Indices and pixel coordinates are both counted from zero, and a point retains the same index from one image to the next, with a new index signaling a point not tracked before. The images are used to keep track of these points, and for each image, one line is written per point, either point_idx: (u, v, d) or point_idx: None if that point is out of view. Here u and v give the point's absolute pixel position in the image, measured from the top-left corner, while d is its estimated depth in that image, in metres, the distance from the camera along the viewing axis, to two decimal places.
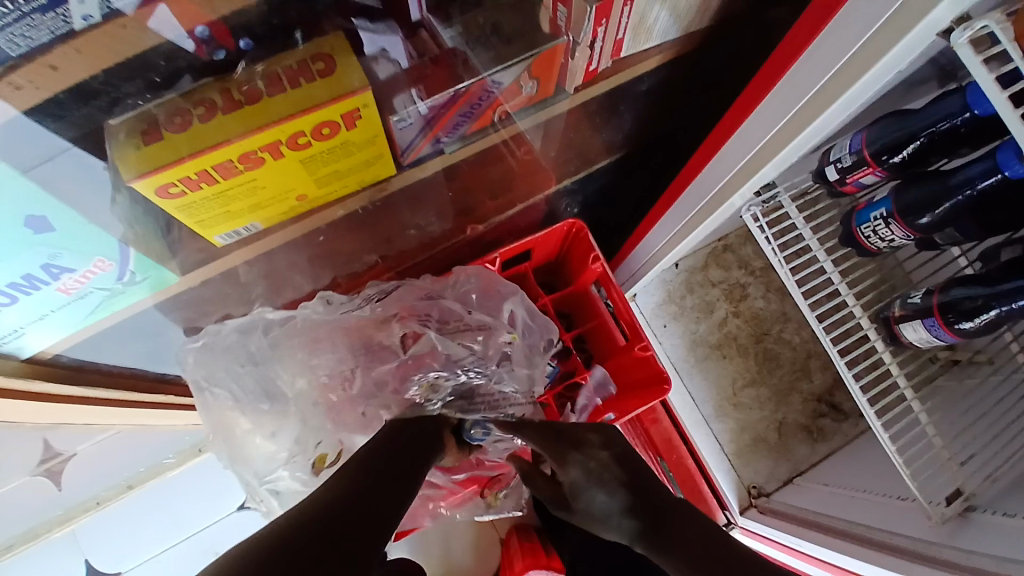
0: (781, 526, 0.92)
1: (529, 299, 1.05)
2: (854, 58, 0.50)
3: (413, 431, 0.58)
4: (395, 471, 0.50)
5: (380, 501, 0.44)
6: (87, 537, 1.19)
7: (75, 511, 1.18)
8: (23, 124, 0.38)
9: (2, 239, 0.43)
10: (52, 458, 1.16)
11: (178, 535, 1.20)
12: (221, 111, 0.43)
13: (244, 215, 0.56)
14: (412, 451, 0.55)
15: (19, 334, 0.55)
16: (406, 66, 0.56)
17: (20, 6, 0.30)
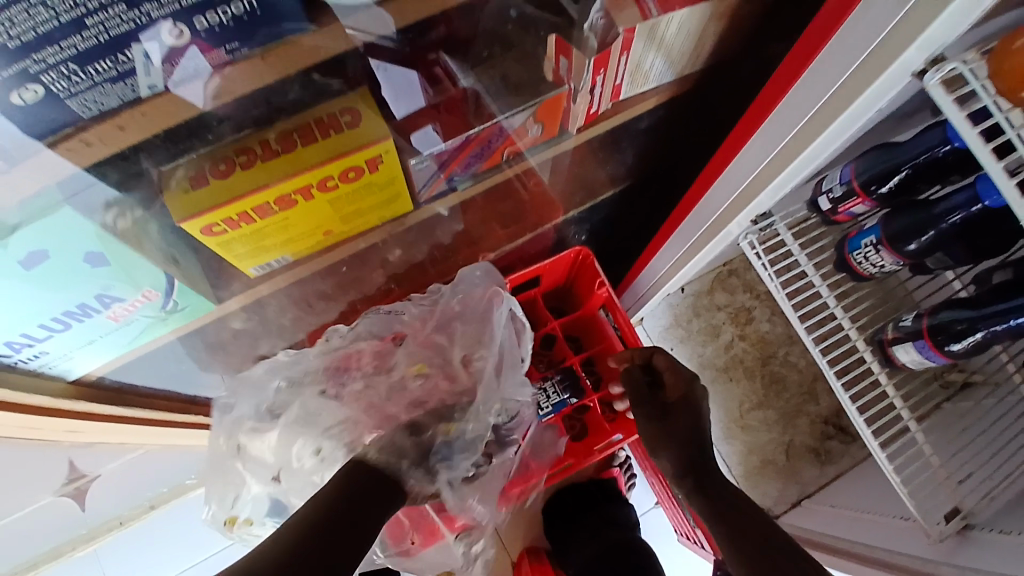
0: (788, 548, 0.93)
1: (539, 324, 1.09)
2: (837, 94, 0.54)
3: (365, 488, 0.68)
4: (351, 530, 0.63)
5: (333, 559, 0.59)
6: (109, 555, 1.25)
7: (99, 530, 1.24)
8: (87, 175, 0.43)
9: (66, 273, 0.49)
10: None
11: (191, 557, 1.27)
12: (260, 159, 0.48)
13: (276, 249, 0.61)
14: (370, 503, 0.67)
15: (69, 356, 0.62)
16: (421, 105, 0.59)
17: (94, 77, 0.35)
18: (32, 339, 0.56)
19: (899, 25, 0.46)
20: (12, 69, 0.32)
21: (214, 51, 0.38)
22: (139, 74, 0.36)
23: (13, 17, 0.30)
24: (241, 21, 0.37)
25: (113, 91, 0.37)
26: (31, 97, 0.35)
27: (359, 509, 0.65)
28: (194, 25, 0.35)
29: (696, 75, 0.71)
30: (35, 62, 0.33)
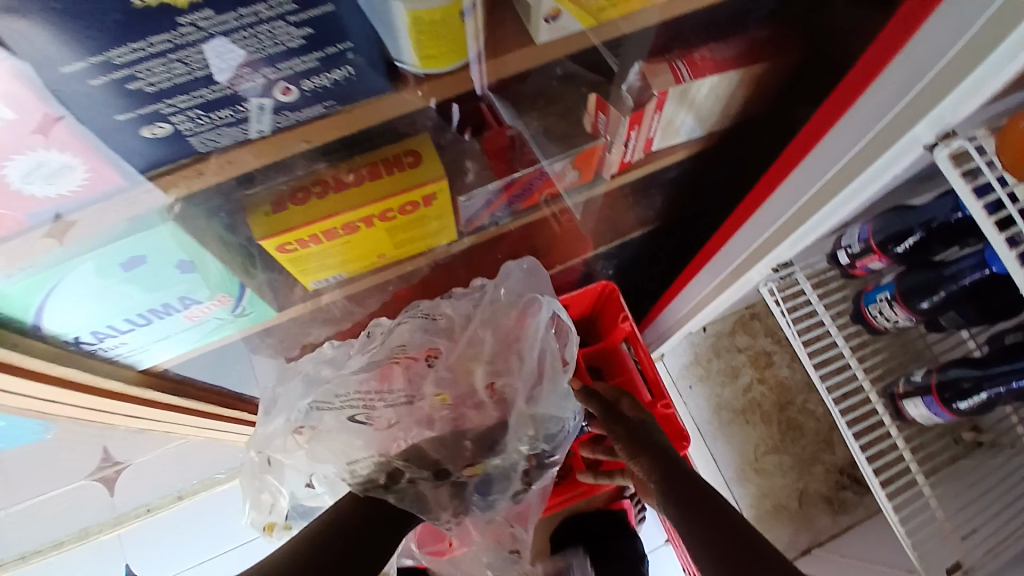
0: None
1: None
2: (844, 166, 0.59)
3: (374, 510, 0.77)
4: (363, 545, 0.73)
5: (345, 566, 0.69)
6: (131, 544, 1.25)
7: (127, 516, 1.26)
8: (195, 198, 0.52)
9: (162, 276, 0.59)
10: (111, 466, 1.26)
11: (207, 552, 1.25)
12: (334, 190, 0.57)
13: (338, 266, 0.70)
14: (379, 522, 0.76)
15: (146, 349, 0.71)
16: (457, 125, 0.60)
17: (216, 122, 0.43)
18: (116, 331, 0.64)
19: (903, 108, 0.51)
20: (147, 110, 0.40)
21: (313, 107, 0.46)
22: (252, 121, 0.44)
23: (153, 71, 0.37)
24: (340, 84, 0.44)
25: (229, 132, 0.45)
26: (161, 133, 0.43)
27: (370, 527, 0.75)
28: (301, 86, 0.43)
29: (721, 133, 0.78)
30: (165, 105, 0.40)
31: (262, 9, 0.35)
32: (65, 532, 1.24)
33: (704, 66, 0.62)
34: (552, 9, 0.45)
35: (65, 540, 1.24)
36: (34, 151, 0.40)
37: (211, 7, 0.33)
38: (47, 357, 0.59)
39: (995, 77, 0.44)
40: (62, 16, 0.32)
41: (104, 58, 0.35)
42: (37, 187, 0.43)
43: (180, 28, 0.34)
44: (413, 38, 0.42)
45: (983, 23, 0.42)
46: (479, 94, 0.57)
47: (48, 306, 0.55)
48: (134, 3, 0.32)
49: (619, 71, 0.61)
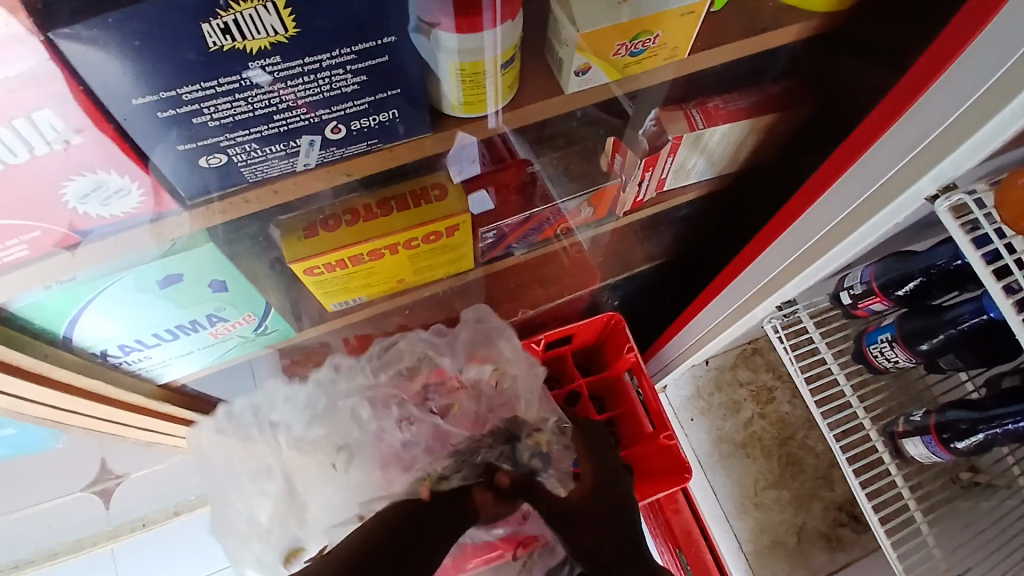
0: None
1: (565, 381, 1.15)
2: (849, 216, 0.62)
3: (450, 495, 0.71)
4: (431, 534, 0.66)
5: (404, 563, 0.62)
6: (126, 557, 1.24)
7: (123, 529, 1.25)
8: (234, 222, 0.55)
9: (194, 293, 0.61)
10: (106, 479, 1.25)
11: (204, 568, 1.24)
12: (363, 219, 0.61)
13: (357, 291, 0.73)
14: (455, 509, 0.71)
15: (168, 363, 0.73)
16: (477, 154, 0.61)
17: (269, 155, 0.46)
18: (143, 344, 0.66)
19: (907, 163, 0.54)
20: (206, 142, 0.43)
21: (358, 144, 0.49)
22: (302, 156, 0.48)
23: (218, 108, 0.40)
24: (385, 126, 0.48)
25: (277, 164, 0.48)
26: (216, 162, 0.46)
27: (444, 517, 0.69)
28: (350, 126, 0.46)
29: (731, 175, 0.81)
30: (224, 138, 0.43)
31: (325, 57, 0.39)
32: (58, 544, 1.24)
33: (717, 113, 0.66)
34: (582, 64, 0.49)
35: (60, 550, 1.23)
36: (95, 172, 0.43)
37: (280, 54, 0.37)
38: (72, 368, 0.60)
39: (996, 138, 0.47)
40: (143, 56, 0.35)
41: (175, 93, 0.38)
42: (92, 206, 0.46)
43: (249, 70, 0.38)
44: (457, 86, 0.47)
45: (985, 91, 0.46)
46: (497, 134, 0.59)
47: (81, 318, 0.57)
48: (211, 47, 0.35)
49: (634, 116, 0.66)
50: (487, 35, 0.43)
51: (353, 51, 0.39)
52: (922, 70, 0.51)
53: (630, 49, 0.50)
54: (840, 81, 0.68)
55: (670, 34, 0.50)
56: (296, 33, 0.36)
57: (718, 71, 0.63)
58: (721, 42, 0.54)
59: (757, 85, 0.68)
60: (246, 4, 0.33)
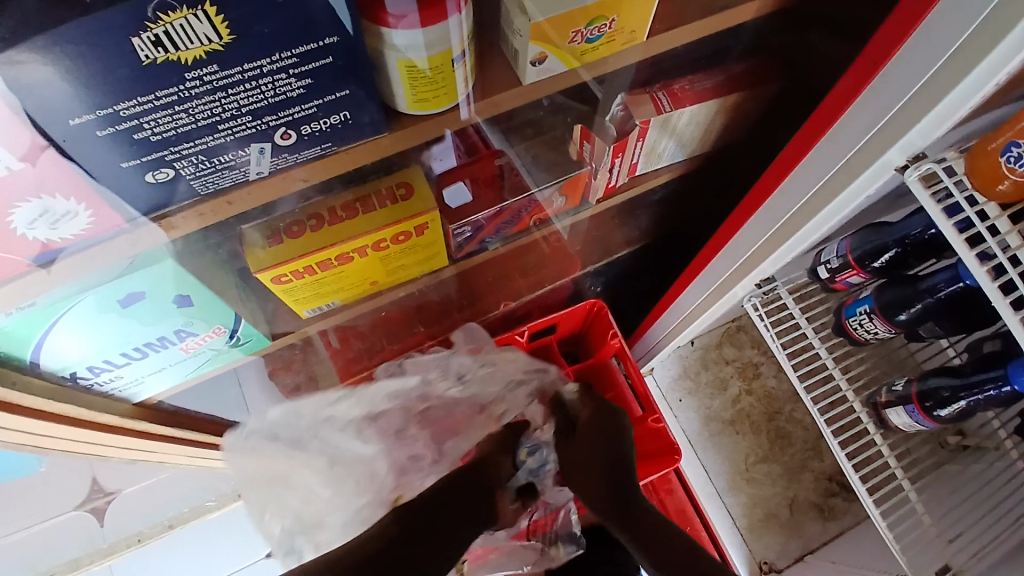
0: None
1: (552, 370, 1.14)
2: (819, 192, 0.62)
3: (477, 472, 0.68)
4: (456, 511, 0.60)
5: (435, 534, 0.55)
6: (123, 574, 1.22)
7: (119, 545, 1.23)
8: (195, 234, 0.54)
9: (158, 309, 0.60)
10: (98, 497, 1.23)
11: None
12: (328, 224, 0.60)
13: (330, 295, 0.71)
14: (479, 486, 0.65)
15: (141, 380, 0.71)
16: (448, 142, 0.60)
17: (218, 166, 0.45)
18: (113, 364, 0.64)
19: (875, 136, 0.54)
20: (152, 157, 0.42)
21: (313, 149, 0.48)
22: (253, 164, 0.46)
23: (159, 122, 0.39)
24: (338, 128, 0.46)
25: (229, 174, 0.47)
26: (163, 177, 0.44)
27: (472, 494, 0.63)
28: (301, 131, 0.45)
29: (702, 155, 0.80)
30: (170, 152, 0.42)
31: (266, 63, 0.37)
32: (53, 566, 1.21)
33: (684, 95, 0.66)
34: (538, 54, 0.49)
35: (55, 573, 1.21)
36: (41, 197, 0.41)
37: (217, 62, 0.36)
38: (45, 393, 0.58)
39: (961, 106, 0.46)
40: (73, 74, 0.34)
41: (111, 110, 0.37)
42: (42, 232, 0.44)
43: (187, 82, 0.36)
44: (406, 85, 0.45)
45: (948, 60, 0.45)
46: (464, 126, 0.57)
47: (48, 342, 0.55)
48: (143, 61, 0.34)
49: (603, 101, 0.65)
50: (451, 22, 0.42)
51: (294, 54, 0.38)
52: (884, 42, 0.50)
53: (586, 35, 0.49)
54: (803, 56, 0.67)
55: (627, 18, 0.48)
56: (231, 40, 0.35)
57: (681, 52, 0.63)
58: (681, 23, 0.53)
59: (720, 65, 0.68)
60: (175, 14, 0.32)
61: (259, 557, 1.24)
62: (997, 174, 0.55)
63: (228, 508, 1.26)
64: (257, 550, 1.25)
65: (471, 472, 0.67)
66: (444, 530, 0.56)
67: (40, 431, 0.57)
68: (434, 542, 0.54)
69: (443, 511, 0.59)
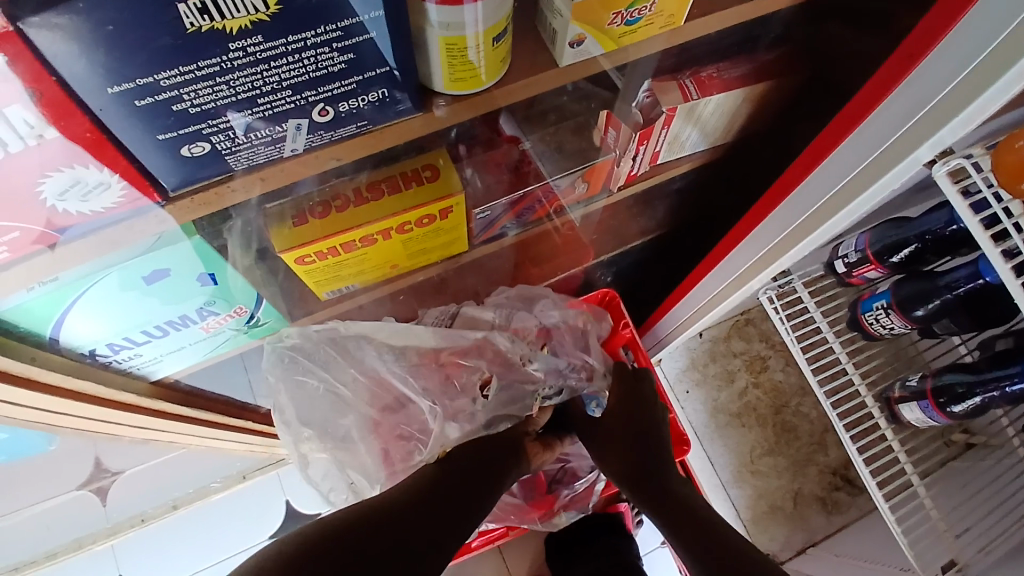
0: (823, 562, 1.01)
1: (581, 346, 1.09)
2: (844, 187, 0.61)
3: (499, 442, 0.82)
4: (474, 478, 0.73)
5: (456, 504, 0.67)
6: (125, 553, 1.23)
7: (121, 525, 1.23)
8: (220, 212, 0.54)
9: (181, 287, 0.60)
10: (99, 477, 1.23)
11: (204, 560, 1.24)
12: (354, 205, 0.60)
13: (349, 277, 0.72)
14: (494, 463, 0.77)
15: (160, 360, 0.71)
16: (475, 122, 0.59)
17: (254, 142, 0.45)
18: (132, 343, 0.64)
19: (906, 130, 0.53)
20: (188, 130, 0.41)
21: (347, 127, 0.47)
22: (289, 141, 0.46)
23: (198, 94, 0.38)
24: (374, 106, 0.46)
25: (262, 150, 0.46)
26: (198, 151, 0.44)
27: (489, 466, 0.76)
28: (338, 108, 0.45)
29: (723, 146, 0.80)
30: (207, 125, 0.41)
31: (309, 36, 0.37)
32: (57, 544, 1.21)
33: (711, 84, 0.65)
34: (576, 36, 0.48)
35: (59, 551, 1.21)
36: (72, 167, 0.41)
37: (261, 33, 0.35)
38: (63, 370, 0.57)
39: (997, 101, 0.45)
40: (115, 42, 0.33)
41: (151, 80, 0.36)
42: (71, 204, 0.44)
43: (230, 52, 0.36)
44: (444, 62, 0.45)
45: (988, 54, 0.44)
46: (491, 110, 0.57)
47: (67, 318, 0.55)
48: (188, 29, 0.33)
49: (624, 89, 0.65)
50: (468, 9, 0.40)
51: (338, 28, 0.37)
52: (924, 32, 0.49)
53: (625, 18, 0.49)
54: (833, 47, 0.66)
55: (665, 2, 0.48)
56: (277, 10, 0.34)
57: (712, 40, 0.62)
58: (716, 10, 0.52)
59: (750, 54, 0.67)
60: None
61: (261, 539, 1.25)
62: (1019, 169, 0.54)
63: (233, 490, 1.27)
64: (260, 533, 1.26)
65: (494, 443, 0.80)
66: (464, 494, 0.70)
67: (54, 408, 0.55)
68: (457, 508, 0.67)
69: (467, 476, 0.73)
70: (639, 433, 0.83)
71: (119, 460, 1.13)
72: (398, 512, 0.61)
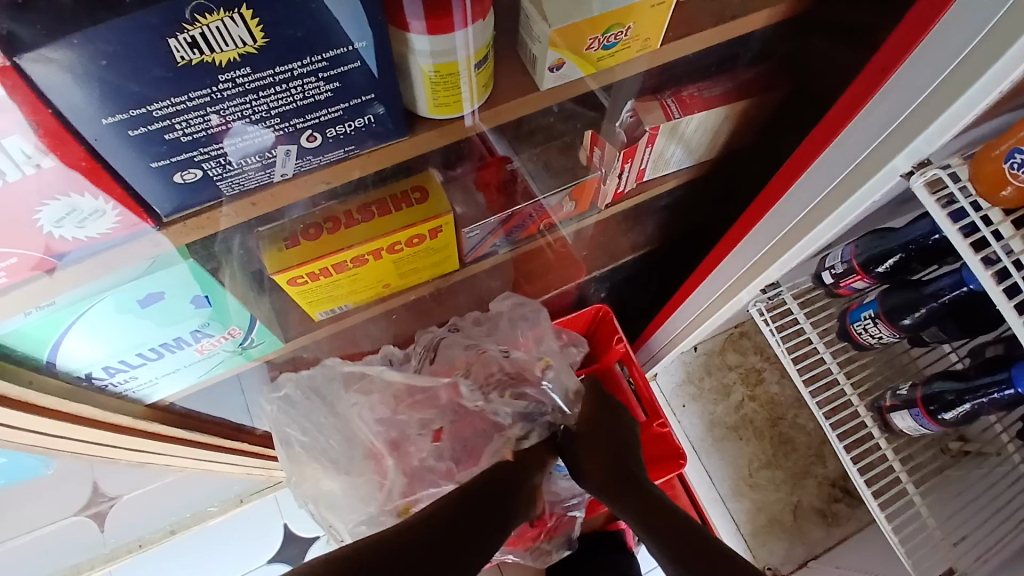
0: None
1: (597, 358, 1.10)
2: (825, 199, 0.63)
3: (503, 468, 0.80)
4: (482, 506, 0.71)
5: (462, 532, 0.65)
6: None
7: (119, 551, 1.22)
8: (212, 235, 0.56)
9: (176, 309, 0.61)
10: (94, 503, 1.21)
11: None
12: (345, 226, 0.61)
13: (344, 297, 0.73)
14: (498, 491, 0.75)
15: (154, 382, 0.72)
16: (461, 142, 0.61)
17: (245, 167, 0.46)
18: (128, 365, 0.65)
19: (883, 141, 0.54)
20: (180, 157, 0.43)
21: (336, 151, 0.49)
22: (279, 166, 0.48)
23: (189, 123, 0.40)
24: (361, 132, 0.48)
25: (253, 175, 0.48)
26: (191, 177, 0.45)
27: (493, 489, 0.75)
28: (326, 134, 0.46)
29: (709, 162, 0.82)
30: (198, 153, 0.43)
31: (296, 66, 0.38)
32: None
33: (693, 102, 0.67)
34: (556, 60, 0.50)
35: None
36: (68, 196, 0.42)
37: (250, 64, 0.37)
38: (58, 394, 0.57)
39: (969, 111, 0.47)
40: (109, 74, 0.35)
41: (144, 111, 0.38)
42: (67, 230, 0.45)
43: (219, 83, 0.37)
44: (429, 88, 0.46)
45: (956, 67, 0.46)
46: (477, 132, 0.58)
47: (63, 342, 0.55)
48: (179, 62, 0.35)
49: (610, 108, 0.66)
50: (459, 35, 0.43)
51: (324, 58, 0.39)
52: (895, 47, 0.50)
53: (603, 42, 0.50)
54: (812, 64, 0.68)
55: (642, 25, 0.50)
56: (264, 43, 0.36)
57: (692, 59, 0.64)
58: (694, 31, 0.54)
59: (729, 72, 0.69)
60: (212, 16, 0.33)
61: (261, 563, 1.24)
62: (1000, 179, 0.56)
63: (230, 513, 1.26)
64: (259, 556, 1.25)
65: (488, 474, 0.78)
66: (471, 521, 0.68)
67: (52, 434, 0.55)
68: (461, 536, 0.65)
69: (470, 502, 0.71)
70: (620, 458, 0.78)
71: (116, 486, 1.11)
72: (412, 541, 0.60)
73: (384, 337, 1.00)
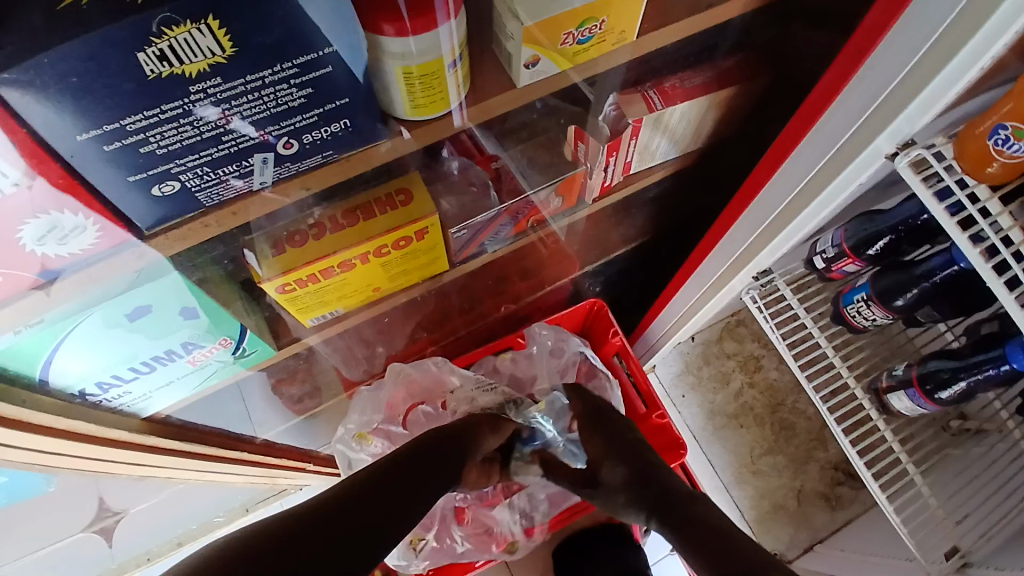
0: (841, 558, 0.99)
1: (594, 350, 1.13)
2: (808, 183, 0.63)
3: (456, 431, 0.78)
4: (434, 469, 0.68)
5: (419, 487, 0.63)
6: None
7: (129, 565, 1.24)
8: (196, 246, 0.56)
9: (165, 320, 0.61)
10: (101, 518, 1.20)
11: None
12: (329, 232, 0.61)
13: (334, 302, 0.73)
14: (448, 460, 0.72)
15: (149, 397, 0.72)
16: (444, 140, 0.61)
17: (222, 175, 0.46)
18: (121, 380, 0.64)
19: (863, 122, 0.54)
20: (157, 170, 0.43)
21: (314, 157, 0.49)
22: (256, 174, 0.48)
23: (164, 135, 0.40)
24: (338, 136, 0.48)
25: (231, 183, 0.48)
26: (169, 190, 0.45)
27: (450, 454, 0.73)
28: (302, 140, 0.46)
29: (694, 151, 0.82)
30: (175, 165, 0.43)
31: (267, 73, 0.39)
32: None
33: (675, 93, 0.67)
34: (531, 56, 0.50)
35: None
36: (49, 213, 0.42)
37: (220, 74, 0.37)
38: (54, 411, 0.52)
39: (948, 89, 0.47)
40: (81, 92, 0.35)
41: (117, 125, 0.38)
42: (50, 248, 0.45)
43: (190, 95, 0.37)
44: (405, 90, 0.46)
45: (931, 45, 0.46)
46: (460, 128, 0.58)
47: (55, 360, 0.54)
48: (148, 75, 0.35)
49: (594, 101, 0.67)
50: (442, 30, 0.43)
51: (294, 65, 0.39)
52: (870, 28, 0.50)
53: (577, 37, 0.50)
54: (791, 49, 0.68)
55: (616, 17, 0.49)
56: (233, 52, 0.36)
57: (671, 50, 0.64)
58: (670, 21, 0.54)
59: (709, 61, 0.69)
60: (180, 28, 0.33)
61: None
62: (986, 156, 0.56)
63: (237, 523, 1.27)
64: None
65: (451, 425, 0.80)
66: (420, 475, 0.65)
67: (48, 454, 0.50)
68: (413, 487, 0.62)
69: (422, 461, 0.68)
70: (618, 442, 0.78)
71: (121, 503, 1.11)
72: (377, 487, 0.59)
73: (380, 340, 1.01)
